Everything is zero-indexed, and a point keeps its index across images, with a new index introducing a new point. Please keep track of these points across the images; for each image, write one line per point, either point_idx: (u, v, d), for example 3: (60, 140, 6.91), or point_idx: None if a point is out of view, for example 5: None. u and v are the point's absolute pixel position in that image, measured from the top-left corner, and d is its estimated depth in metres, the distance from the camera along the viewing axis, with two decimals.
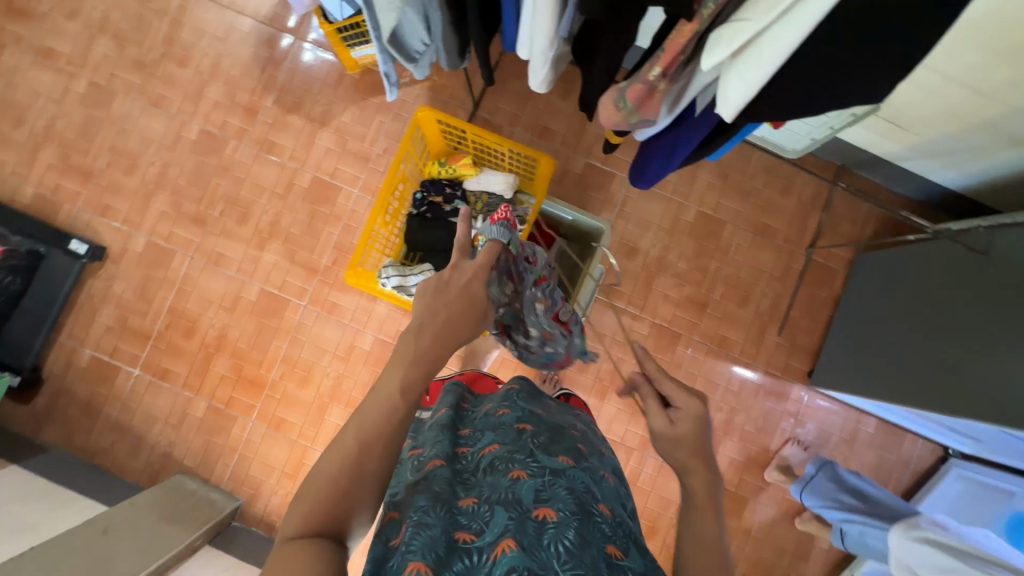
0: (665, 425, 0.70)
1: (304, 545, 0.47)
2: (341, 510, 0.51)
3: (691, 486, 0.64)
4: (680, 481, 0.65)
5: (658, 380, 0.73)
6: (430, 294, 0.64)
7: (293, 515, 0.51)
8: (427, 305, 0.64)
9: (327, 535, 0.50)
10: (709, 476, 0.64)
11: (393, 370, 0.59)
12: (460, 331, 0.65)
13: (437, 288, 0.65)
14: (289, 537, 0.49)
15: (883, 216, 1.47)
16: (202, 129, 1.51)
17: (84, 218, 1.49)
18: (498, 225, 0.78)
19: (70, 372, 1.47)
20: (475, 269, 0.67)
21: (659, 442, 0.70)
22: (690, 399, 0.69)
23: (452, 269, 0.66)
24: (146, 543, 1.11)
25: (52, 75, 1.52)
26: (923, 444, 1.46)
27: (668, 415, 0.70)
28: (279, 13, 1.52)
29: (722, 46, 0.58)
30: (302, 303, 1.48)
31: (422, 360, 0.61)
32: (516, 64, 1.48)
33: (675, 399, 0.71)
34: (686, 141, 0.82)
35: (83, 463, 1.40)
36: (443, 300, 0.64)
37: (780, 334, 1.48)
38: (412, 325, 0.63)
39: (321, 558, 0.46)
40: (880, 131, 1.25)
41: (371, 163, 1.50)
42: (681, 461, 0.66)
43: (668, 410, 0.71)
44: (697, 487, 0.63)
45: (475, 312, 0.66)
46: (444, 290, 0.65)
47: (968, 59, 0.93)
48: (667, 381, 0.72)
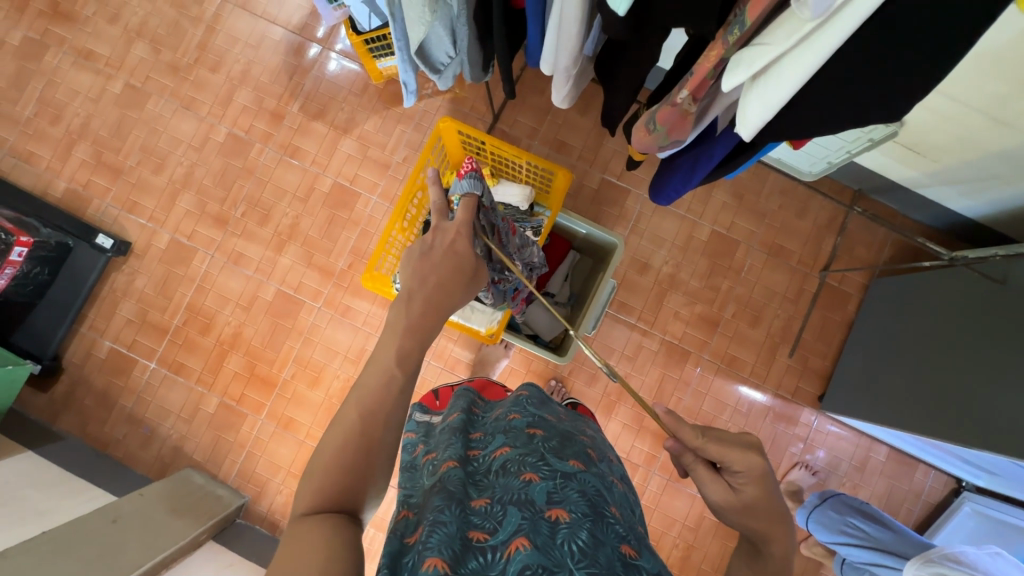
0: (728, 496, 0.62)
1: (314, 523, 0.48)
2: (350, 493, 0.52)
3: (771, 554, 0.60)
4: (758, 549, 0.60)
5: (700, 446, 0.64)
6: (415, 259, 0.67)
7: (302, 494, 0.52)
8: (413, 268, 0.67)
9: (338, 510, 0.51)
10: (788, 537, 0.60)
11: (389, 339, 0.62)
12: (453, 296, 0.67)
13: (421, 254, 0.67)
14: (301, 513, 0.50)
15: (899, 241, 1.46)
16: (229, 132, 1.56)
17: (112, 213, 1.54)
18: (468, 178, 0.78)
19: (89, 362, 1.51)
20: (457, 229, 0.71)
21: (723, 513, 0.63)
22: (748, 458, 0.61)
23: (436, 232, 0.70)
24: (153, 534, 1.13)
25: (90, 76, 1.58)
26: (936, 475, 1.43)
27: (726, 481, 0.63)
28: (309, 23, 1.57)
29: (744, 68, 0.59)
30: (317, 305, 1.50)
31: (415, 328, 0.63)
32: (537, 79, 1.51)
33: (729, 461, 0.62)
34: (707, 159, 0.83)
35: (95, 452, 1.43)
36: (431, 263, 0.67)
37: (791, 356, 1.47)
38: (427, 317, 0.64)
39: (333, 528, 0.48)
40: (897, 156, 1.26)
41: (390, 171, 1.53)
42: (759, 531, 0.60)
43: (724, 474, 0.63)
44: (780, 553, 0.59)
45: (463, 274, 0.68)
46: (430, 254, 0.68)
47: (986, 88, 0.94)
48: (711, 443, 0.63)
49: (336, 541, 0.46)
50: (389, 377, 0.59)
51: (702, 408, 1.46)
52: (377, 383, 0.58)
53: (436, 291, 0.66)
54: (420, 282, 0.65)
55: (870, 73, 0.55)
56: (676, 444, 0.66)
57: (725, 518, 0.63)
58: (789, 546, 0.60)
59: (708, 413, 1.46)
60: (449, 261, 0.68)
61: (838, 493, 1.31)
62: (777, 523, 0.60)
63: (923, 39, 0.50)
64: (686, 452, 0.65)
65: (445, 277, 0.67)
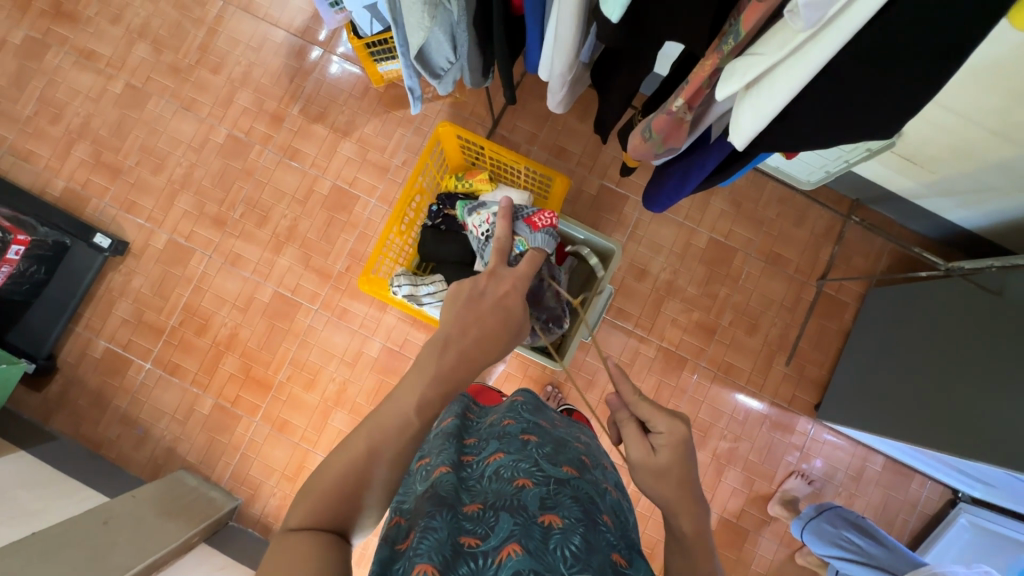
0: (646, 456, 0.66)
1: (306, 538, 0.48)
2: (344, 500, 0.52)
3: (679, 527, 0.61)
4: (667, 521, 0.62)
5: (634, 404, 0.69)
6: (461, 304, 0.67)
7: (296, 508, 0.52)
8: (455, 317, 0.66)
9: (330, 527, 0.51)
10: (697, 513, 0.61)
11: (414, 382, 0.60)
12: (490, 346, 0.66)
13: (468, 300, 0.67)
14: (291, 527, 0.50)
15: (896, 251, 1.47)
16: (228, 133, 1.56)
17: (109, 213, 1.54)
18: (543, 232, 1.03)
19: (84, 362, 1.50)
20: (511, 282, 0.71)
21: (640, 474, 0.66)
22: (672, 423, 0.66)
23: (491, 279, 0.71)
24: (145, 537, 1.12)
25: (91, 76, 1.59)
26: (931, 486, 1.43)
27: (649, 443, 0.67)
28: (310, 27, 1.58)
29: (736, 77, 0.60)
30: (314, 307, 1.50)
31: (444, 375, 0.61)
32: (537, 85, 1.51)
33: (655, 424, 0.67)
34: (701, 167, 0.83)
35: (87, 453, 1.42)
36: (476, 310, 0.67)
37: (788, 364, 1.47)
38: (459, 367, 0.62)
39: (324, 548, 0.48)
40: (894, 166, 1.26)
41: (389, 174, 1.53)
42: (668, 498, 0.63)
43: (649, 436, 0.67)
44: (689, 530, 0.60)
45: (507, 327, 0.68)
46: (478, 300, 0.68)
47: (981, 100, 0.95)
48: (643, 404, 0.68)
49: (328, 558, 0.47)
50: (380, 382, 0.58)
51: (698, 415, 1.46)
52: None
53: (474, 343, 0.65)
54: (460, 331, 0.64)
55: (863, 84, 0.55)
56: (615, 400, 0.71)
57: (641, 479, 0.66)
58: (698, 524, 0.61)
59: (704, 421, 1.46)
60: (495, 314, 0.68)
61: (834, 506, 1.31)
62: (686, 498, 0.62)
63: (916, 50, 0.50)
64: (623, 410, 0.70)
65: (485, 331, 0.66)
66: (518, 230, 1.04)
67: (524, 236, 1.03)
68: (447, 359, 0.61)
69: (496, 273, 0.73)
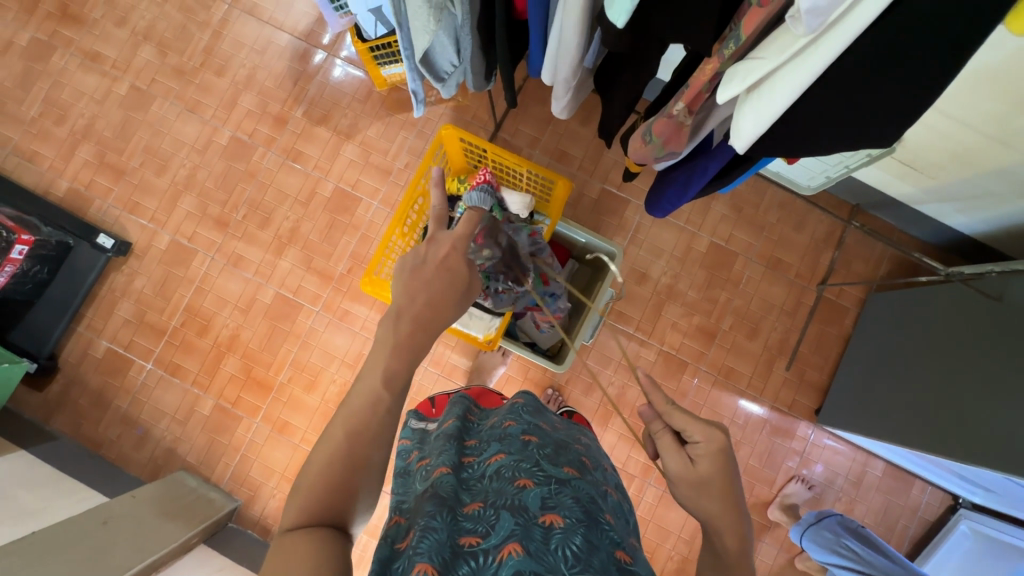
0: (685, 468, 0.66)
1: (301, 536, 0.48)
2: (342, 498, 0.52)
3: (722, 545, 0.61)
4: (708, 539, 0.63)
5: (667, 413, 0.69)
6: (407, 274, 0.67)
7: (292, 507, 0.52)
8: (405, 286, 0.66)
9: (327, 523, 0.51)
10: (741, 528, 0.61)
11: (376, 365, 0.60)
12: (442, 313, 0.66)
13: (414, 267, 0.67)
14: (288, 528, 0.50)
15: (897, 257, 1.47)
16: (232, 135, 1.57)
17: (113, 214, 1.55)
18: (478, 191, 1.06)
19: (85, 361, 1.50)
20: (451, 243, 0.70)
21: (678, 486, 0.66)
22: (711, 432, 0.65)
23: (429, 246, 0.69)
24: (145, 537, 1.12)
25: (96, 78, 1.60)
26: (932, 491, 1.43)
27: (686, 454, 0.66)
28: (314, 30, 1.59)
29: (739, 80, 0.61)
30: (316, 309, 1.50)
31: (403, 346, 0.62)
32: (539, 89, 1.52)
33: (691, 433, 0.66)
34: (702, 171, 0.84)
35: (87, 453, 1.42)
36: (421, 279, 0.66)
37: (788, 368, 1.47)
38: (417, 336, 0.63)
39: (321, 545, 0.48)
40: (895, 172, 1.27)
41: (392, 177, 1.54)
42: (707, 508, 0.63)
43: (684, 447, 0.67)
44: (731, 547, 0.61)
45: (455, 290, 0.68)
46: (421, 269, 0.67)
47: (981, 106, 0.95)
48: (678, 413, 0.68)
49: (324, 555, 0.47)
50: (382, 383, 0.58)
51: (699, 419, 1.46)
52: (370, 388, 0.58)
53: (425, 310, 0.65)
54: (408, 300, 0.64)
55: (864, 88, 0.55)
56: (647, 410, 0.72)
57: (679, 492, 0.66)
58: (742, 541, 0.61)
59: None
60: (442, 278, 0.67)
61: (836, 515, 1.30)
62: (728, 511, 0.62)
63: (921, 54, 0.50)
64: (656, 420, 0.70)
65: (434, 296, 0.66)
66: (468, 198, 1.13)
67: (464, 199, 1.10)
68: None
69: (438, 237, 0.71)
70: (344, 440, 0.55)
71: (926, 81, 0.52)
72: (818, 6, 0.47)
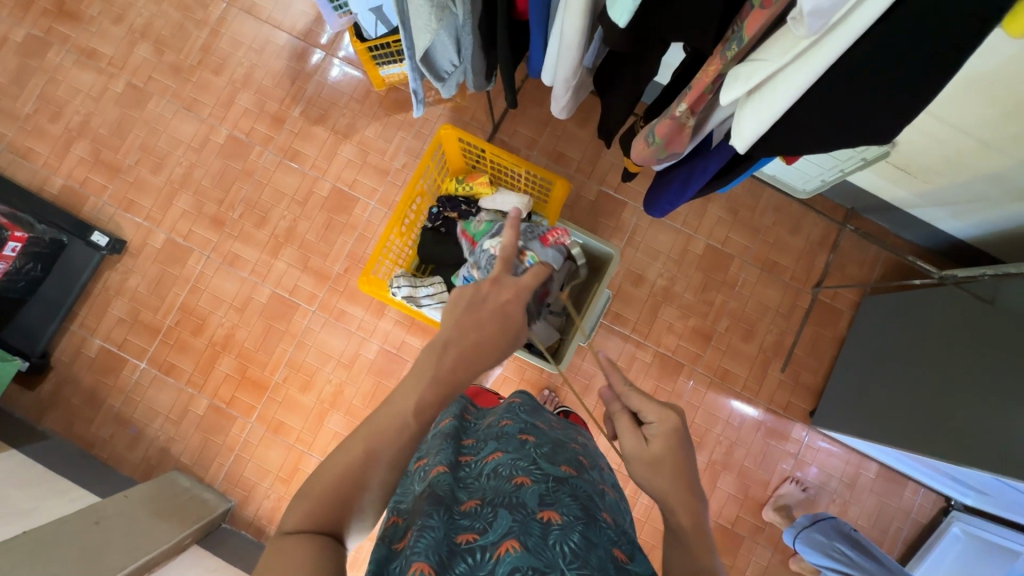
0: (639, 447, 0.67)
1: (300, 542, 0.48)
2: (341, 505, 0.52)
3: (676, 521, 0.62)
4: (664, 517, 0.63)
5: (625, 394, 0.71)
6: (462, 309, 0.64)
7: (291, 512, 0.52)
8: (456, 320, 0.63)
9: (327, 533, 0.51)
10: (694, 507, 0.62)
11: (409, 389, 0.58)
12: (484, 357, 0.63)
13: (472, 304, 0.64)
14: (286, 531, 0.50)
15: (891, 260, 1.48)
16: (229, 134, 1.56)
17: (108, 211, 1.54)
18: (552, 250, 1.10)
19: (78, 360, 1.49)
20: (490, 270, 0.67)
21: (635, 467, 0.67)
22: (664, 412, 0.67)
23: (492, 283, 0.66)
24: (138, 537, 1.11)
25: (92, 75, 1.59)
26: (924, 493, 1.44)
27: (641, 434, 0.67)
28: (313, 30, 1.59)
29: (741, 82, 0.61)
30: (312, 308, 1.50)
31: (442, 380, 0.59)
32: (538, 90, 1.53)
33: (646, 414, 0.68)
34: (702, 170, 0.85)
35: (79, 452, 1.41)
36: (476, 317, 0.63)
37: (783, 370, 1.48)
38: (458, 371, 0.61)
39: (315, 552, 0.48)
40: (890, 176, 1.28)
41: (389, 177, 1.54)
42: (664, 495, 0.63)
43: (641, 427, 0.68)
44: (686, 523, 0.61)
45: (503, 335, 0.65)
46: (478, 306, 0.64)
47: (976, 111, 0.96)
48: (634, 394, 0.70)
49: (320, 563, 0.47)
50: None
51: (694, 421, 1.46)
52: None
53: (469, 351, 0.62)
54: (458, 334, 0.62)
55: (865, 89, 0.55)
56: (607, 392, 0.73)
57: (635, 471, 0.67)
58: (696, 517, 0.62)
59: (700, 426, 1.46)
60: (495, 321, 0.64)
61: (830, 518, 1.31)
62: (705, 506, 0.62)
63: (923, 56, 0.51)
64: (615, 401, 0.72)
65: (482, 338, 0.63)
66: (531, 247, 1.10)
67: (537, 251, 1.08)
68: (454, 373, 0.61)
69: (502, 279, 0.67)
70: (349, 446, 0.56)
71: (924, 85, 0.53)
72: (821, 7, 0.48)
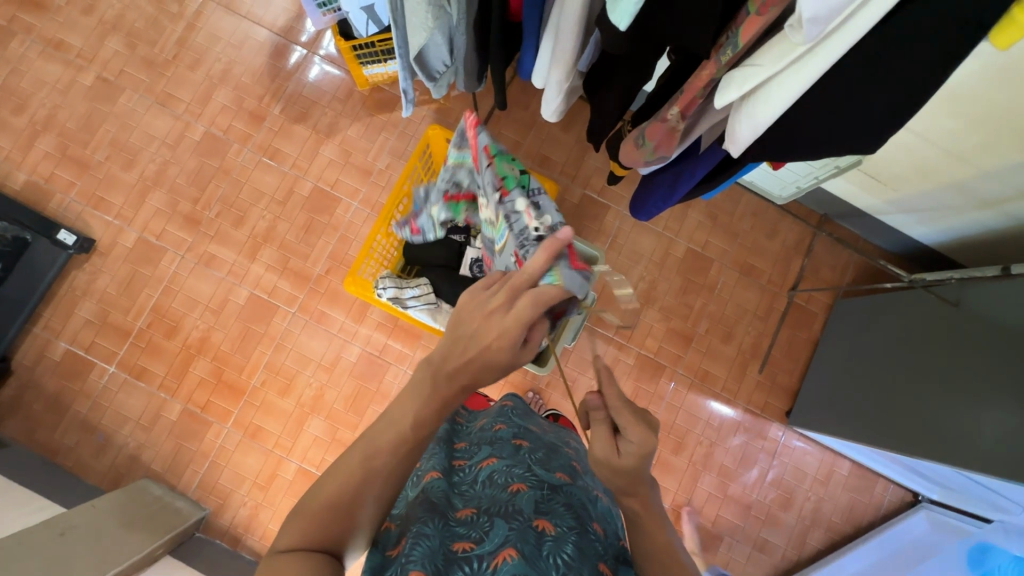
0: (610, 454, 0.64)
1: (294, 556, 0.48)
2: (331, 518, 0.52)
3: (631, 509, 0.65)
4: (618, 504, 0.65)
5: (616, 408, 0.66)
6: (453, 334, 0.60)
7: (287, 529, 0.52)
8: None
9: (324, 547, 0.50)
10: (656, 498, 0.65)
11: (399, 399, 0.59)
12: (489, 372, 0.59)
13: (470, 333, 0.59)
14: (278, 550, 0.50)
15: (861, 264, 1.54)
16: (206, 131, 1.52)
17: (75, 209, 1.48)
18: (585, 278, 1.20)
19: (41, 364, 1.43)
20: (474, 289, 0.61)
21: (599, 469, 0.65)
22: (646, 436, 0.63)
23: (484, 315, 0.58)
24: (106, 548, 1.06)
25: (60, 67, 1.52)
26: (893, 489, 1.50)
27: (616, 445, 0.64)
28: (294, 26, 1.56)
29: (736, 87, 0.63)
30: (291, 310, 1.46)
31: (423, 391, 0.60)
32: (523, 94, 1.54)
33: (630, 430, 0.63)
34: (689, 175, 0.87)
35: (43, 461, 1.34)
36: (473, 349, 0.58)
37: (760, 371, 1.52)
38: None
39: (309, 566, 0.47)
40: (861, 184, 1.33)
41: (372, 177, 1.52)
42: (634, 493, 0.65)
43: (617, 439, 0.65)
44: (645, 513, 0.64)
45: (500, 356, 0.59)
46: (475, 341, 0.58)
47: (946, 123, 1.01)
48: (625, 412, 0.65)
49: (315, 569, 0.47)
50: None
51: (676, 421, 1.49)
52: None
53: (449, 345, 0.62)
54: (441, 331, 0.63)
55: (858, 90, 0.57)
56: (597, 401, 0.68)
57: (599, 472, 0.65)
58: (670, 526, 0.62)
59: (681, 426, 1.49)
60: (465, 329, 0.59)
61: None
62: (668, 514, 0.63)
63: (905, 68, 0.53)
64: (601, 409, 0.67)
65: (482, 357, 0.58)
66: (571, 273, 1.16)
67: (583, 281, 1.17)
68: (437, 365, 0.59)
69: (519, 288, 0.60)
70: (340, 461, 0.55)
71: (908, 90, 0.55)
72: (819, 16, 0.49)
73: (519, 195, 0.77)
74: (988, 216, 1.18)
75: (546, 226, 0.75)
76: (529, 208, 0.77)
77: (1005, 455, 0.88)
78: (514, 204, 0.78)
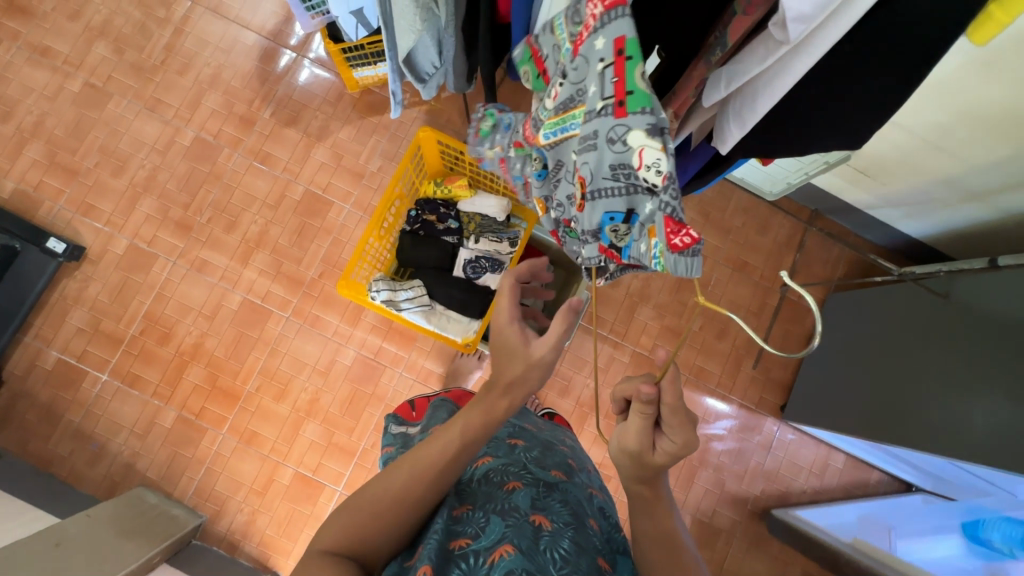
0: (640, 448, 0.59)
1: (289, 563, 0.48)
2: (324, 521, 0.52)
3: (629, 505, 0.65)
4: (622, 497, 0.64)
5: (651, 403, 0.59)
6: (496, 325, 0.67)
7: None
8: None
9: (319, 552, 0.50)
10: None
11: None
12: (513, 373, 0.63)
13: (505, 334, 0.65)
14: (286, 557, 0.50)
15: (852, 259, 1.55)
16: (195, 136, 1.51)
17: (65, 216, 1.47)
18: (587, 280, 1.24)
19: (33, 373, 1.41)
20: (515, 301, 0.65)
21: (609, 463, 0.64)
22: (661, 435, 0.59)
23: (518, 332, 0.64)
24: (104, 556, 1.05)
25: (47, 73, 1.51)
26: (888, 480, 1.51)
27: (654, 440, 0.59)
28: (282, 30, 1.55)
29: (723, 83, 0.63)
30: (285, 315, 1.46)
31: None
32: (514, 94, 1.54)
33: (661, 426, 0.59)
34: (681, 171, 0.87)
35: (37, 471, 1.33)
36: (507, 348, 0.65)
37: (755, 367, 1.52)
38: None
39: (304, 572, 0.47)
40: (850, 178, 1.34)
41: (364, 180, 1.52)
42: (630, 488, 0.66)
43: (655, 433, 0.60)
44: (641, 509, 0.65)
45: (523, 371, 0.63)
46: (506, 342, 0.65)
47: (933, 117, 1.02)
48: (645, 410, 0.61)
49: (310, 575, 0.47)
50: None
51: None
52: None
53: None
54: None
55: (847, 82, 0.58)
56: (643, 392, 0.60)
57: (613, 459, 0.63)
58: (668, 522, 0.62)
59: None
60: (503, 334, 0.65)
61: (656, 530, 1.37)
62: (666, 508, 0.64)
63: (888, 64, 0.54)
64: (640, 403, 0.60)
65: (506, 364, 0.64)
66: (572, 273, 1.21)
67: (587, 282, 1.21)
68: None
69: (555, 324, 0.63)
70: None
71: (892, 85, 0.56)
72: (803, 13, 0.49)
73: (640, 123, 0.51)
74: (976, 209, 1.19)
75: (664, 182, 0.51)
76: (648, 149, 0.52)
77: (995, 445, 0.89)
78: (627, 132, 0.53)
